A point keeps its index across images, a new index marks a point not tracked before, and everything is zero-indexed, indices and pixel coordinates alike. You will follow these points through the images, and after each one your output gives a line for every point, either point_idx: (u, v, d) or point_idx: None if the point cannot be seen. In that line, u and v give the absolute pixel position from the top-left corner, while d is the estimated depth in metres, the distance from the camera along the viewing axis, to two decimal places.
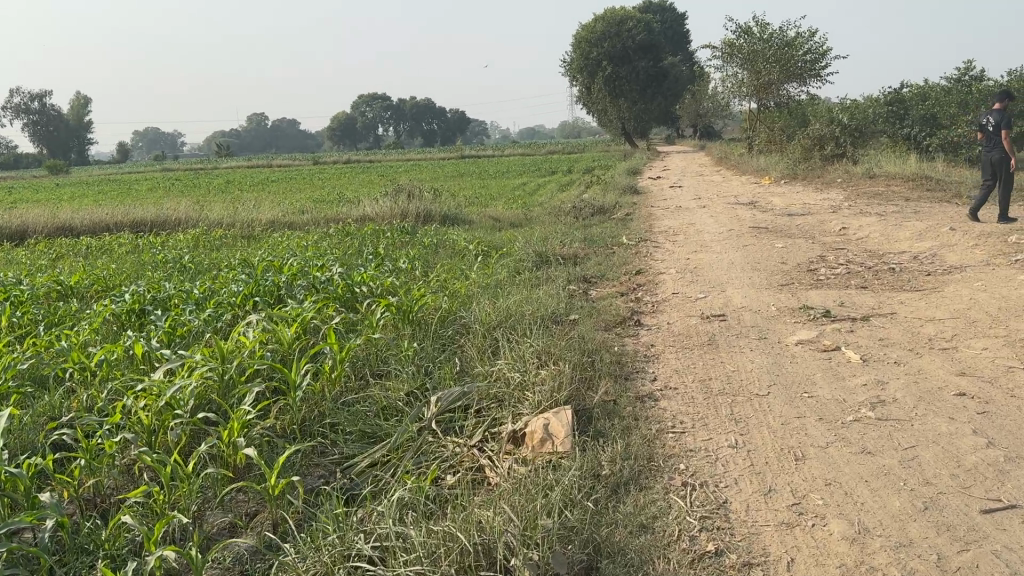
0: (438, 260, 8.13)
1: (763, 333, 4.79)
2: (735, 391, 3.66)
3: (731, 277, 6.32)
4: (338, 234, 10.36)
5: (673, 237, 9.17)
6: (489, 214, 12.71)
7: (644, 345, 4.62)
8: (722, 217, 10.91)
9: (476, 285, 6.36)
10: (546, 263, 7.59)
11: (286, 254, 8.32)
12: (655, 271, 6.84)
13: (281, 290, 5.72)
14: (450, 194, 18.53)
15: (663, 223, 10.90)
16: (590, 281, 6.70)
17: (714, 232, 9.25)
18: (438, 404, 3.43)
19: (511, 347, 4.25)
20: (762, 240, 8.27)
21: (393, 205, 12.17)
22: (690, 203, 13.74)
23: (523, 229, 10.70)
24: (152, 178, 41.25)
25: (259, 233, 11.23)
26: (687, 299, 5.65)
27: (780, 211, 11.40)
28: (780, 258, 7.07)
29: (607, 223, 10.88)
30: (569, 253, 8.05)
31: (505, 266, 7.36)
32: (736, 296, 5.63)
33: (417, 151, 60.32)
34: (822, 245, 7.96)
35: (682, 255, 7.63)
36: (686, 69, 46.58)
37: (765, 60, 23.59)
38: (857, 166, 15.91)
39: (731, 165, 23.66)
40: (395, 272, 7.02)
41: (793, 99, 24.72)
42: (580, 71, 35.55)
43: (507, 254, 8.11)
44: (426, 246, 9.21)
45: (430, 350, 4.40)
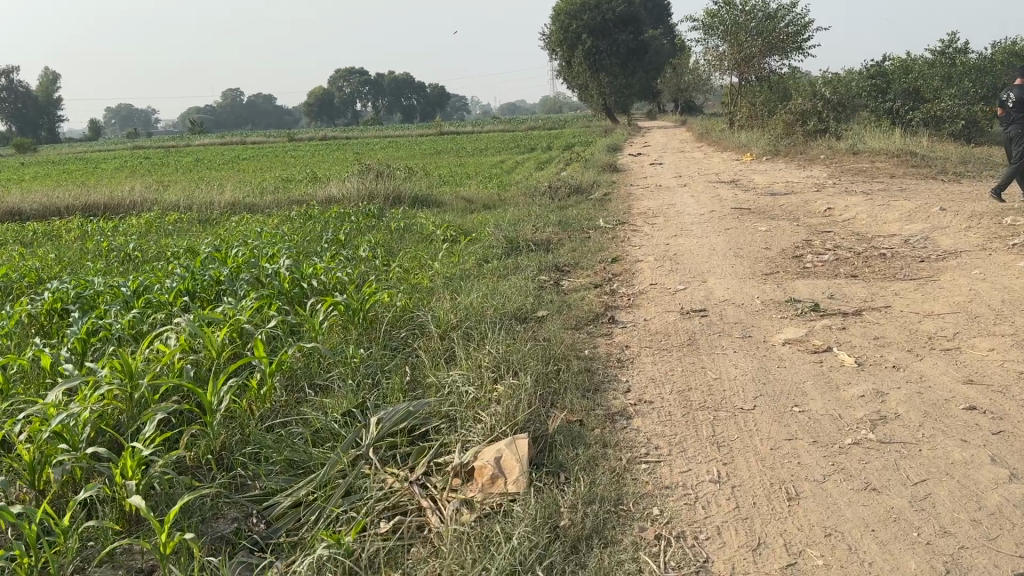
0: (403, 247, 7.65)
1: (748, 331, 4.36)
2: (717, 405, 3.23)
3: (712, 265, 5.90)
4: (301, 219, 9.85)
5: (651, 220, 8.72)
6: (462, 195, 12.21)
7: (617, 347, 4.18)
8: (703, 197, 10.47)
9: (439, 276, 5.89)
10: (515, 250, 7.13)
11: (240, 241, 7.81)
12: (631, 259, 6.40)
13: (220, 285, 5.24)
14: (425, 173, 17.98)
15: (641, 203, 10.45)
16: (562, 271, 6.25)
17: (695, 214, 8.81)
18: (378, 427, 2.99)
19: (468, 354, 3.81)
20: (744, 223, 7.84)
21: (361, 185, 11.64)
22: (670, 181, 13.29)
23: (495, 212, 10.22)
24: (121, 157, 40.18)
25: (218, 218, 10.69)
26: (665, 292, 5.22)
27: (762, 189, 10.98)
28: (765, 243, 6.65)
29: (584, 204, 10.42)
30: (541, 238, 7.59)
31: (472, 254, 6.89)
32: (718, 288, 5.20)
33: (395, 127, 59.40)
34: (807, 227, 7.54)
35: (661, 239, 7.19)
36: (667, 42, 45.88)
37: (747, 32, 23.07)
38: (841, 142, 15.51)
39: (713, 140, 23.20)
40: (353, 262, 6.54)
41: (775, 72, 24.26)
42: (560, 44, 34.84)
43: (476, 240, 7.65)
44: (392, 231, 8.72)
45: (378, 357, 3.95)
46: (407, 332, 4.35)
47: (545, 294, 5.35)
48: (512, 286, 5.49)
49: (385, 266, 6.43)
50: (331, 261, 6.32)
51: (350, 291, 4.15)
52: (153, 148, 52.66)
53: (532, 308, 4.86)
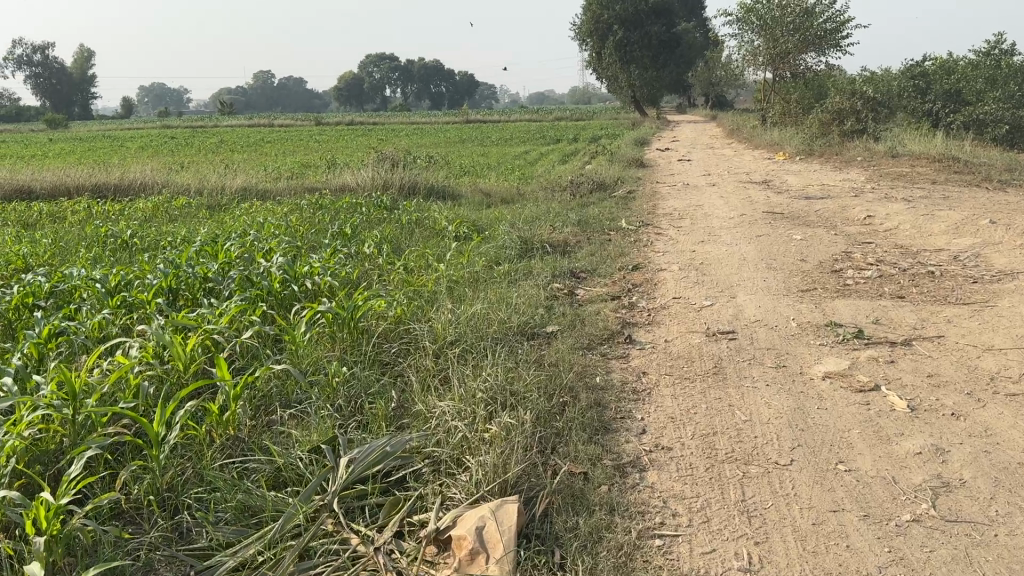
0: (412, 245, 7.23)
1: (782, 360, 3.88)
2: (748, 458, 2.76)
3: (742, 278, 5.40)
4: (311, 208, 9.46)
5: (678, 222, 8.22)
6: (480, 188, 11.76)
7: (634, 375, 3.72)
8: (733, 199, 9.93)
9: (445, 279, 5.46)
10: (529, 253, 6.68)
11: (242, 232, 7.43)
12: (654, 268, 5.91)
13: (208, 283, 4.85)
14: (446, 163, 17.58)
15: (667, 203, 9.93)
16: (577, 278, 5.79)
17: (724, 218, 8.29)
18: (347, 470, 2.55)
19: (463, 379, 3.37)
20: (777, 229, 7.33)
21: (375, 174, 11.22)
22: (699, 180, 12.73)
23: (513, 207, 9.77)
24: (147, 136, 40.13)
25: (226, 205, 10.33)
26: (689, 308, 4.73)
27: (796, 192, 10.41)
28: (800, 254, 6.13)
29: (606, 202, 9.93)
30: (557, 239, 7.13)
31: (483, 255, 6.44)
32: (749, 306, 4.71)
33: (422, 114, 58.97)
34: (846, 237, 7.01)
35: (687, 246, 6.69)
36: (701, 36, 44.96)
37: (784, 27, 22.32)
38: (879, 144, 14.83)
39: (744, 138, 22.52)
40: (356, 261, 6.13)
41: (811, 69, 23.50)
42: (590, 35, 34.20)
43: (488, 240, 7.21)
44: (403, 226, 8.31)
45: (363, 376, 3.53)
46: (401, 346, 3.93)
47: (558, 306, 4.90)
48: (522, 296, 5.05)
49: (388, 266, 6.02)
50: (331, 259, 5.92)
51: (337, 300, 3.73)
52: (180, 128, 52.71)
53: (541, 323, 4.41)
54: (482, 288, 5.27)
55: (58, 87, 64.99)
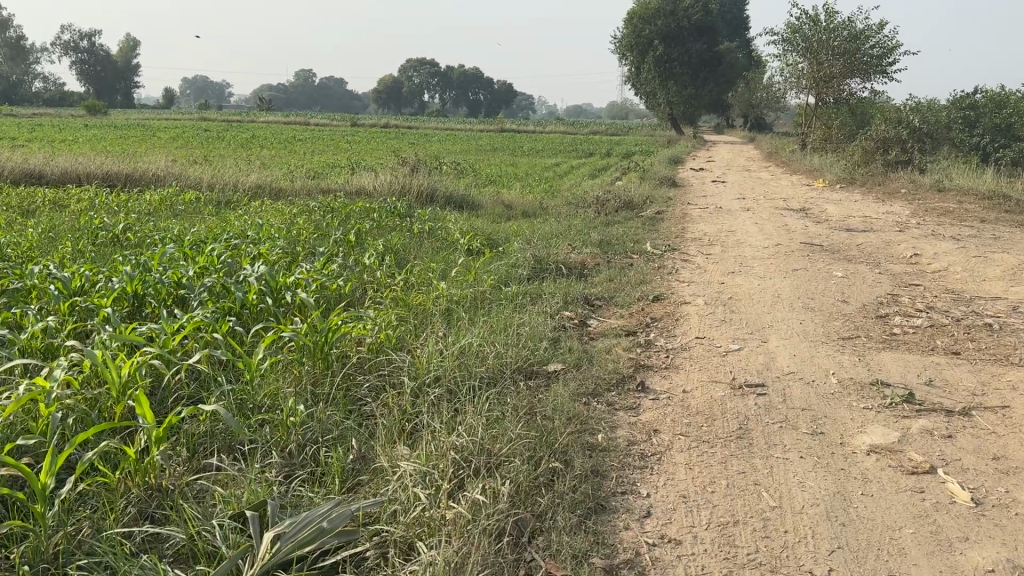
0: (418, 257, 6.75)
1: (819, 426, 3.31)
2: (775, 565, 2.21)
3: (775, 319, 4.83)
4: (322, 211, 9.03)
5: (706, 248, 7.65)
6: (502, 200, 11.27)
7: (643, 434, 3.17)
8: (767, 226, 9.33)
9: (443, 301, 4.97)
10: (542, 274, 6.14)
11: (240, 233, 7.01)
12: (677, 300, 5.35)
13: (180, 289, 4.46)
14: (472, 171, 17.15)
15: (696, 227, 9.35)
16: (592, 306, 5.26)
17: (756, 246, 7.70)
18: (270, 550, 2.02)
19: (438, 429, 2.86)
20: (815, 263, 6.74)
21: (393, 178, 10.78)
22: (732, 204, 12.12)
23: (534, 222, 9.28)
24: (182, 126, 40.27)
25: (236, 203, 9.96)
26: (713, 352, 4.17)
27: (835, 223, 9.77)
28: (840, 294, 5.54)
29: (632, 222, 9.38)
30: (574, 260, 6.59)
31: (491, 273, 5.94)
32: (781, 354, 4.13)
33: (456, 120, 58.73)
34: (891, 277, 6.39)
35: (715, 276, 6.12)
36: (742, 57, 44.21)
37: (829, 51, 21.63)
38: (925, 177, 14.10)
39: (782, 162, 21.84)
40: (353, 273, 5.67)
41: (856, 95, 22.75)
42: (630, 49, 33.70)
43: (500, 257, 6.72)
44: (413, 236, 7.86)
45: (325, 417, 3.05)
46: (378, 380, 3.45)
47: (564, 339, 4.37)
48: (526, 325, 4.54)
49: (386, 280, 5.56)
50: (326, 267, 5.48)
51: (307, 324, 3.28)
52: (217, 121, 53.06)
53: (543, 360, 3.89)
54: (482, 315, 4.78)
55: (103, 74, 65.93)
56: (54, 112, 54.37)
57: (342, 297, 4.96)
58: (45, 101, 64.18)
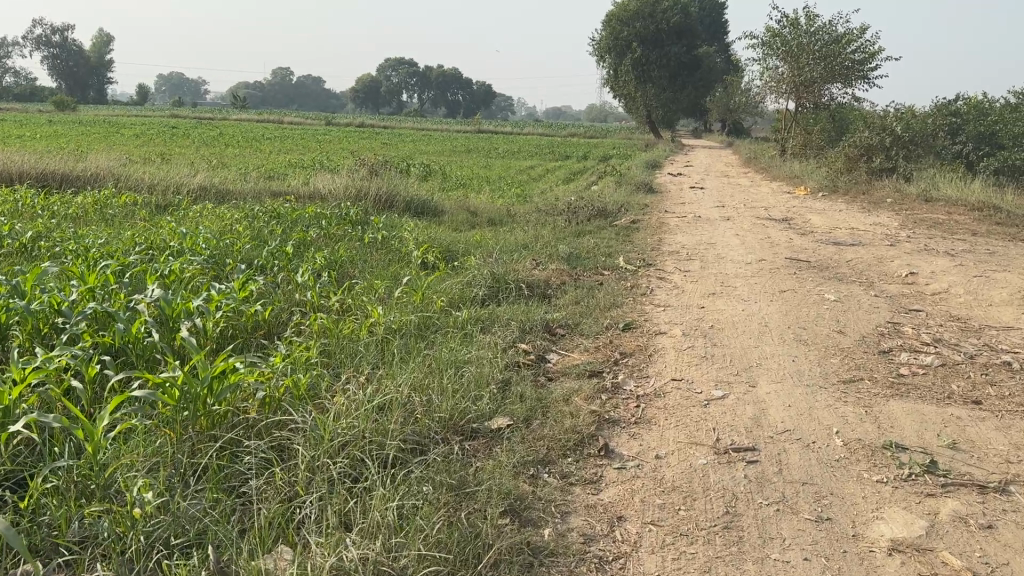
0: (363, 274, 6.01)
1: (826, 509, 2.63)
2: None
3: (763, 355, 4.15)
4: (267, 218, 8.25)
5: (684, 264, 6.98)
6: (468, 206, 10.55)
7: (603, 524, 2.48)
8: (748, 238, 8.68)
9: (377, 328, 4.24)
10: (500, 297, 5.42)
11: (163, 244, 6.22)
12: (650, 328, 4.66)
13: (59, 316, 3.71)
14: (441, 174, 16.40)
15: (673, 239, 8.68)
16: (554, 336, 4.56)
17: (738, 263, 7.04)
18: None
19: (326, 536, 2.14)
20: (804, 284, 6.10)
21: (349, 181, 10.01)
22: (711, 212, 11.49)
23: (498, 231, 8.58)
24: (149, 124, 39.12)
25: (176, 207, 9.14)
26: (691, 401, 3.47)
27: (820, 236, 9.16)
28: (836, 323, 4.89)
29: (604, 233, 8.70)
30: (537, 277, 5.88)
31: (441, 294, 5.23)
32: (773, 404, 3.45)
33: (433, 121, 57.92)
34: (889, 301, 5.77)
35: (693, 299, 5.44)
36: (720, 62, 43.85)
37: (810, 55, 21.15)
38: (910, 186, 13.58)
39: (761, 168, 21.35)
40: (280, 293, 4.95)
41: (836, 101, 22.31)
42: (608, 51, 33.17)
43: (454, 274, 6.00)
44: (362, 246, 7.14)
45: (188, 507, 2.33)
46: (269, 451, 2.72)
47: (516, 382, 3.66)
48: (472, 365, 3.82)
49: (316, 306, 4.84)
50: (247, 286, 4.74)
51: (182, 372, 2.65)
52: (187, 118, 51.80)
53: (487, 414, 3.16)
54: (419, 347, 4.06)
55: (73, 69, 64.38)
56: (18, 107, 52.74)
57: (257, 329, 4.24)
58: (12, 96, 62.48)
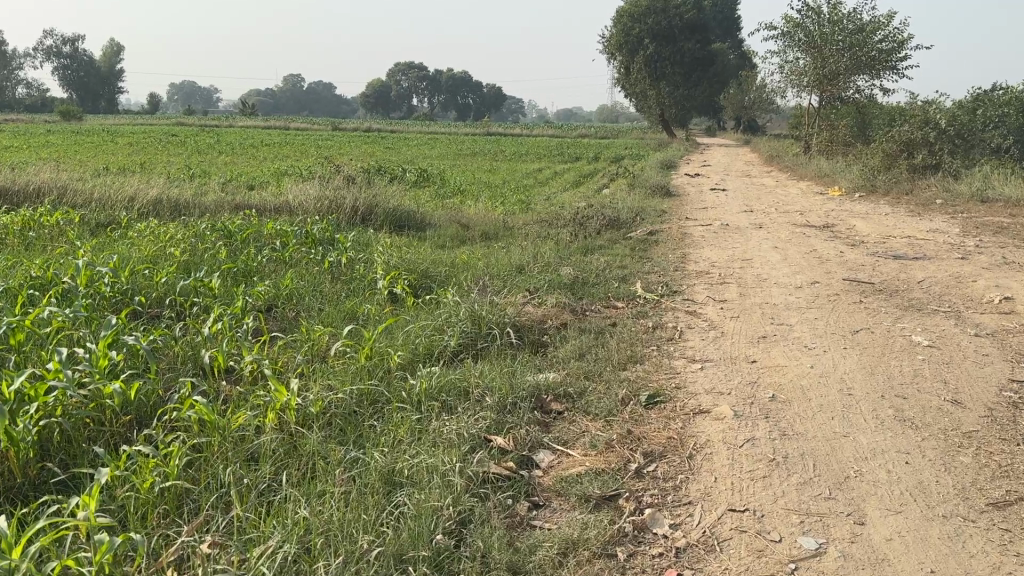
0: (305, 316, 4.65)
1: None
2: None
3: (860, 456, 2.77)
4: (214, 237, 6.91)
5: (716, 290, 5.59)
6: (460, 216, 9.18)
7: None
8: (789, 253, 7.27)
9: (285, 420, 2.93)
10: (480, 350, 4.04)
11: (55, 280, 4.89)
12: (685, 399, 3.28)
13: None
14: (439, 180, 15.04)
15: (699, 255, 7.27)
16: (547, 416, 3.20)
17: (785, 288, 5.64)
18: None
19: None
20: (879, 321, 4.70)
21: (322, 189, 8.64)
22: (739, 219, 10.08)
23: (492, 249, 7.23)
24: (152, 133, 37.99)
25: (116, 227, 7.81)
26: (767, 565, 2.09)
27: (872, 248, 7.73)
28: (944, 388, 3.49)
29: (618, 249, 7.30)
30: (530, 316, 4.51)
31: (396, 349, 3.89)
32: (906, 571, 2.07)
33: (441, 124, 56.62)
34: (997, 342, 4.37)
35: (738, 347, 4.05)
36: (733, 58, 42.27)
37: (834, 45, 19.65)
38: (958, 185, 12.08)
39: (786, 166, 19.89)
40: (170, 363, 3.64)
41: (862, 93, 20.76)
42: (619, 48, 31.71)
43: (422, 313, 4.65)
44: (318, 274, 5.79)
45: None
46: None
47: (481, 523, 2.30)
48: (415, 485, 2.48)
49: (216, 373, 3.54)
50: (117, 348, 3.46)
51: None
52: (193, 126, 50.74)
53: None
54: (338, 454, 2.75)
55: (82, 80, 63.60)
56: (20, 116, 51.70)
57: (105, 423, 2.94)
58: (20, 107, 61.68)
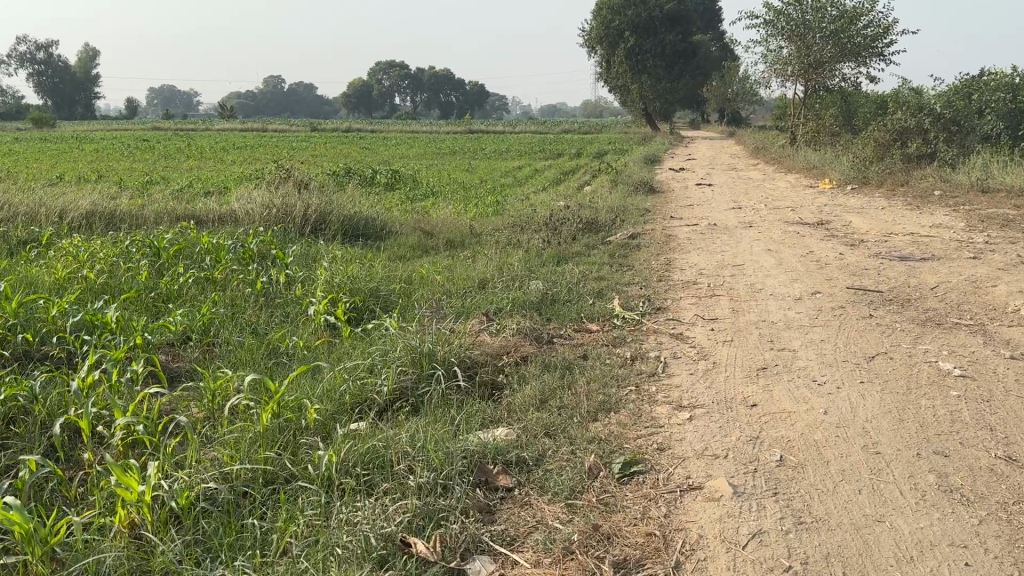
0: (218, 357, 3.93)
1: None
2: None
3: (904, 556, 2.06)
4: (139, 255, 6.14)
5: (705, 305, 4.87)
6: (424, 221, 8.42)
7: None
8: (784, 256, 6.57)
9: (140, 522, 2.24)
10: (420, 396, 3.32)
11: None
12: (669, 469, 2.56)
13: None
14: (411, 181, 14.24)
15: (685, 261, 6.57)
16: (492, 495, 2.48)
17: (783, 302, 4.94)
18: None
19: None
20: (894, 343, 4.00)
21: (270, 195, 7.86)
22: (727, 217, 9.38)
23: (453, 260, 6.49)
24: (126, 138, 37.03)
25: (37, 244, 7.00)
26: None
27: (873, 248, 7.04)
28: (992, 440, 2.78)
29: (594, 256, 6.58)
30: (485, 346, 3.78)
31: (312, 401, 3.18)
32: None
33: (422, 123, 55.71)
34: None
35: (734, 386, 3.34)
36: (714, 49, 41.63)
37: (818, 33, 19.01)
38: (956, 174, 11.44)
39: (773, 158, 19.24)
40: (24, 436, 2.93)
41: (849, 81, 20.12)
42: (599, 41, 30.95)
43: (356, 347, 3.93)
44: (249, 299, 5.05)
45: None
46: None
47: None
48: None
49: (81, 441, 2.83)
50: None
51: None
52: (167, 130, 49.50)
53: None
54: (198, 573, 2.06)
55: (56, 86, 62.29)
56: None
57: None
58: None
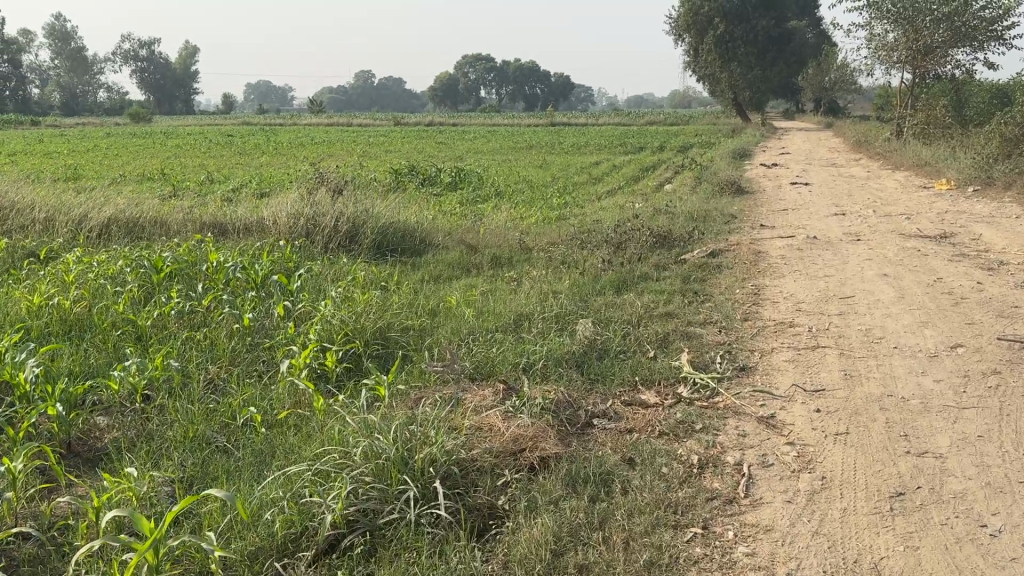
0: (149, 440, 3.00)
1: None
2: None
3: None
4: (132, 273, 5.31)
5: (805, 364, 3.68)
6: (472, 231, 7.39)
7: None
8: (905, 286, 5.24)
9: None
10: (380, 532, 2.26)
11: None
12: None
13: None
14: (476, 179, 13.25)
15: (778, 288, 5.32)
16: None
17: (913, 361, 3.68)
18: None
19: None
20: None
21: (301, 202, 6.97)
22: (828, 226, 8.00)
23: (493, 284, 5.45)
24: (213, 133, 37.36)
25: (39, 258, 6.28)
26: None
27: (1017, 274, 5.62)
28: None
29: (665, 282, 5.42)
30: (492, 437, 2.70)
31: (219, 542, 2.18)
32: None
33: (502, 116, 54.80)
34: None
35: (856, 535, 2.17)
36: (808, 35, 39.13)
37: (929, 15, 16.87)
38: None
39: (876, 153, 17.40)
40: None
41: (963, 69, 18.02)
42: (687, 29, 29.24)
43: (321, 434, 2.90)
44: (231, 340, 4.12)
45: None
46: None
47: None
48: None
49: None
50: None
51: None
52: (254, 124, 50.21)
53: None
54: None
55: (156, 83, 64.29)
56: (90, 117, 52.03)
57: None
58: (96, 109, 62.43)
